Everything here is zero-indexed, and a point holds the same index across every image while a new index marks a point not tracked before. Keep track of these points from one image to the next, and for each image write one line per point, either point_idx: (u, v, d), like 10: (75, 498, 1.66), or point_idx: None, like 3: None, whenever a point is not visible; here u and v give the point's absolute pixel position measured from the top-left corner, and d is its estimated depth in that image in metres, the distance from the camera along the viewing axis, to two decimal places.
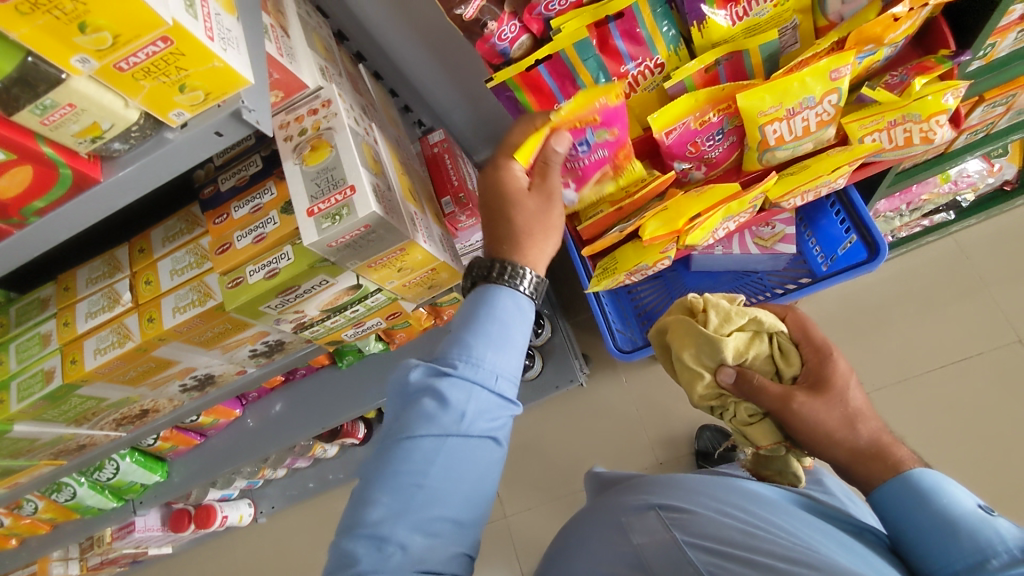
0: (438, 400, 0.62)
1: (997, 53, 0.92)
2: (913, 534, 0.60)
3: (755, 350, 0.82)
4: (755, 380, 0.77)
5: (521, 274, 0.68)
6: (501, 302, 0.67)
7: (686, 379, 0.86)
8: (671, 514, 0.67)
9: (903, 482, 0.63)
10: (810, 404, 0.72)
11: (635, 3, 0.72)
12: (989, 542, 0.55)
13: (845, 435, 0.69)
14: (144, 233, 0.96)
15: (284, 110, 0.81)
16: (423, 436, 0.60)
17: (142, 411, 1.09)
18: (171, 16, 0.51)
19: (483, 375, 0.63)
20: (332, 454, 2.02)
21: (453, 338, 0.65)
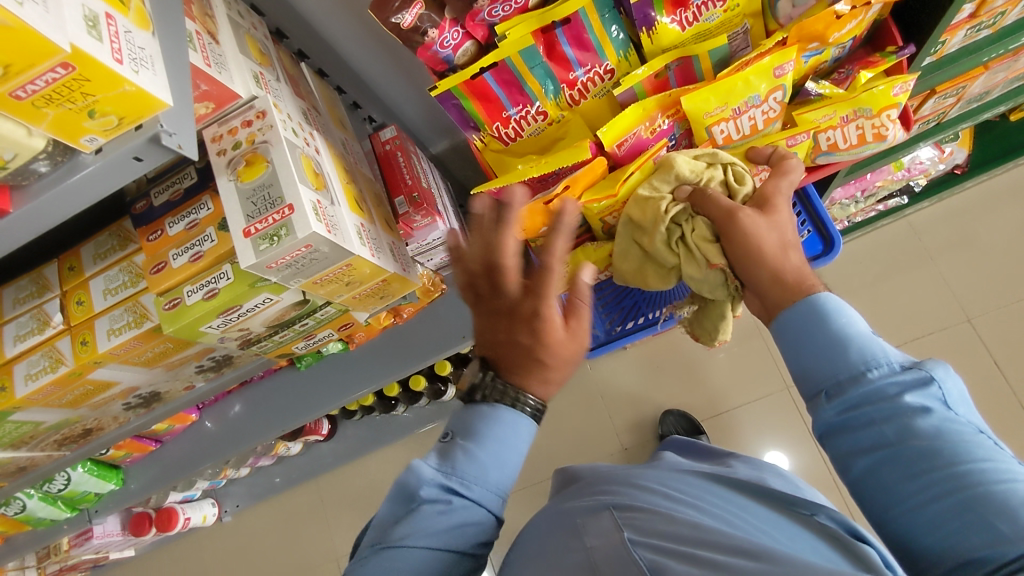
0: (433, 522, 0.56)
1: (948, 49, 0.92)
2: (804, 345, 0.61)
3: (713, 174, 0.78)
4: (710, 191, 0.73)
5: (527, 402, 0.61)
6: (504, 426, 0.60)
7: (645, 214, 0.81)
8: (622, 514, 0.68)
9: (805, 299, 0.62)
10: (756, 219, 0.67)
11: (581, 9, 0.69)
12: (873, 356, 0.57)
13: (776, 258, 0.65)
14: (75, 249, 0.91)
15: (216, 122, 0.77)
16: (412, 554, 0.55)
17: (85, 430, 1.04)
18: (68, 41, 0.47)
19: (482, 501, 0.59)
20: (296, 452, 1.97)
21: (452, 453, 0.60)
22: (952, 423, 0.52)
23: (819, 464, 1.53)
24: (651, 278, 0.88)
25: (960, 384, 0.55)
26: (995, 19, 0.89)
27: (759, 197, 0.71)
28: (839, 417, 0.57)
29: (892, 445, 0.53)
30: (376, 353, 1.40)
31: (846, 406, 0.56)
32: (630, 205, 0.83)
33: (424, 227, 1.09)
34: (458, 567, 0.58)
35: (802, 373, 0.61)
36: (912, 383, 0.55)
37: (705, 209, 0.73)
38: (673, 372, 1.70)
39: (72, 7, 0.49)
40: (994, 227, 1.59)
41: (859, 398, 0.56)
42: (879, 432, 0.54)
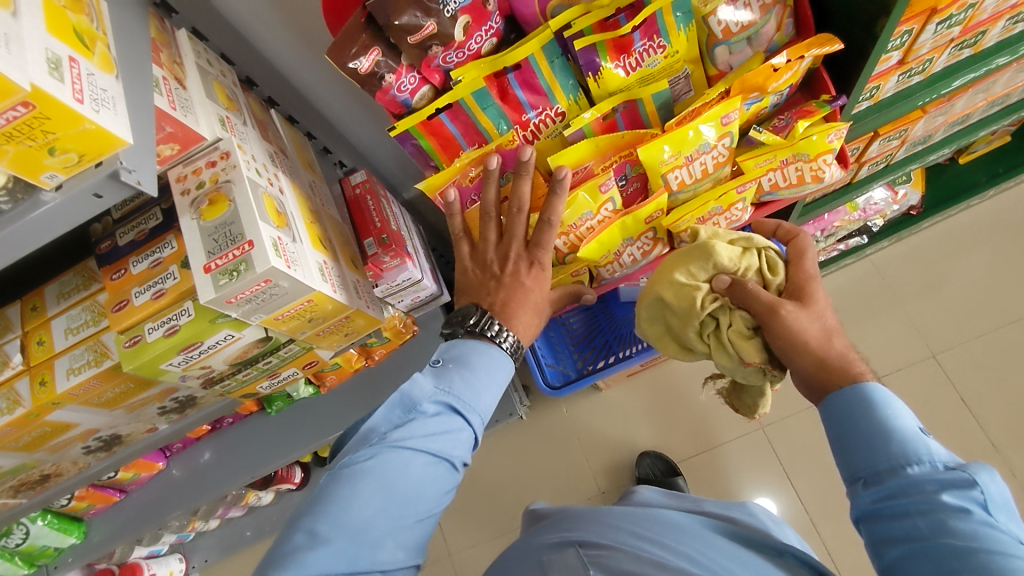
0: (434, 428, 0.68)
1: (883, 94, 0.98)
2: (848, 433, 0.63)
3: (749, 262, 0.82)
4: (749, 284, 0.76)
5: (502, 335, 0.77)
6: (490, 355, 0.75)
7: (680, 300, 0.84)
8: (589, 551, 0.69)
9: (854, 387, 0.64)
10: (797, 312, 0.71)
11: (531, 56, 0.73)
12: (915, 451, 0.59)
13: (820, 346, 0.69)
14: (39, 290, 0.92)
15: (181, 163, 0.79)
16: (417, 453, 0.65)
17: (42, 476, 1.02)
18: (29, 81, 0.49)
19: (474, 418, 0.72)
20: (268, 501, 1.94)
21: (446, 376, 0.73)
22: (992, 527, 0.53)
23: (797, 505, 1.51)
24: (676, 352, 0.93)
25: (1005, 490, 0.56)
26: (925, 66, 0.95)
27: (794, 288, 0.77)
28: (875, 504, 0.59)
29: (925, 538, 0.55)
30: (348, 396, 1.40)
31: (882, 493, 0.59)
32: (663, 289, 0.86)
33: (393, 267, 1.11)
34: (446, 479, 0.67)
35: (846, 460, 0.64)
36: (953, 482, 0.56)
37: (745, 304, 0.77)
38: (649, 413, 1.70)
39: (35, 49, 0.51)
40: (950, 265, 1.65)
41: (896, 489, 0.58)
42: (913, 524, 0.56)
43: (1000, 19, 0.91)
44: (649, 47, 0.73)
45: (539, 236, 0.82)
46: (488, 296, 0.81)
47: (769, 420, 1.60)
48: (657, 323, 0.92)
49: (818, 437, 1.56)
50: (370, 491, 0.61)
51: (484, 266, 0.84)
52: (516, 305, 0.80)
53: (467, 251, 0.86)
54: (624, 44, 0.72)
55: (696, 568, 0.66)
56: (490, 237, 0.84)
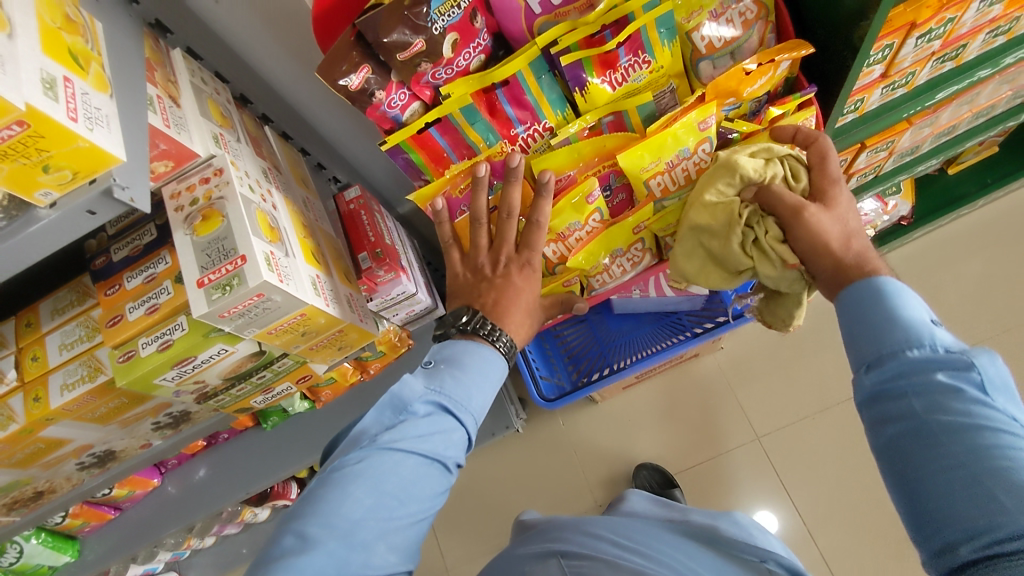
0: (426, 428, 0.69)
1: (867, 107, 1.00)
2: (857, 323, 0.63)
3: (775, 170, 0.78)
4: (777, 186, 0.75)
5: (494, 333, 0.79)
6: (482, 355, 0.77)
7: (716, 219, 0.82)
8: (571, 560, 0.70)
9: (866, 281, 0.65)
10: (819, 215, 0.71)
11: (519, 72, 0.74)
12: (921, 335, 0.59)
13: (840, 248, 0.69)
14: (33, 306, 0.92)
15: (175, 179, 0.80)
16: (408, 453, 0.66)
17: (36, 492, 1.02)
18: (24, 101, 0.51)
19: (466, 417, 0.73)
20: (264, 518, 1.93)
21: (437, 376, 0.74)
22: (986, 405, 0.54)
23: (794, 515, 1.51)
24: (718, 282, 0.89)
25: (1005, 373, 0.56)
26: (907, 79, 0.97)
27: (817, 189, 0.75)
28: (874, 387, 0.60)
29: (918, 417, 0.56)
30: (344, 409, 1.40)
31: (882, 377, 0.59)
32: (698, 211, 0.83)
33: (387, 281, 1.13)
34: (438, 479, 0.68)
35: (854, 348, 0.63)
36: (951, 364, 0.56)
37: (774, 206, 0.75)
38: (645, 425, 1.70)
39: (30, 70, 0.52)
40: (942, 274, 1.66)
41: (896, 371, 0.59)
42: (909, 404, 0.56)
43: (980, 33, 0.93)
44: (634, 63, 0.74)
45: (528, 238, 0.84)
46: (479, 297, 0.83)
47: (764, 431, 1.60)
48: (693, 254, 0.89)
49: (814, 445, 1.56)
50: (360, 492, 0.61)
51: (476, 270, 0.86)
52: (508, 304, 0.82)
53: (457, 257, 0.88)
54: (610, 59, 0.73)
55: None
56: (481, 242, 0.85)
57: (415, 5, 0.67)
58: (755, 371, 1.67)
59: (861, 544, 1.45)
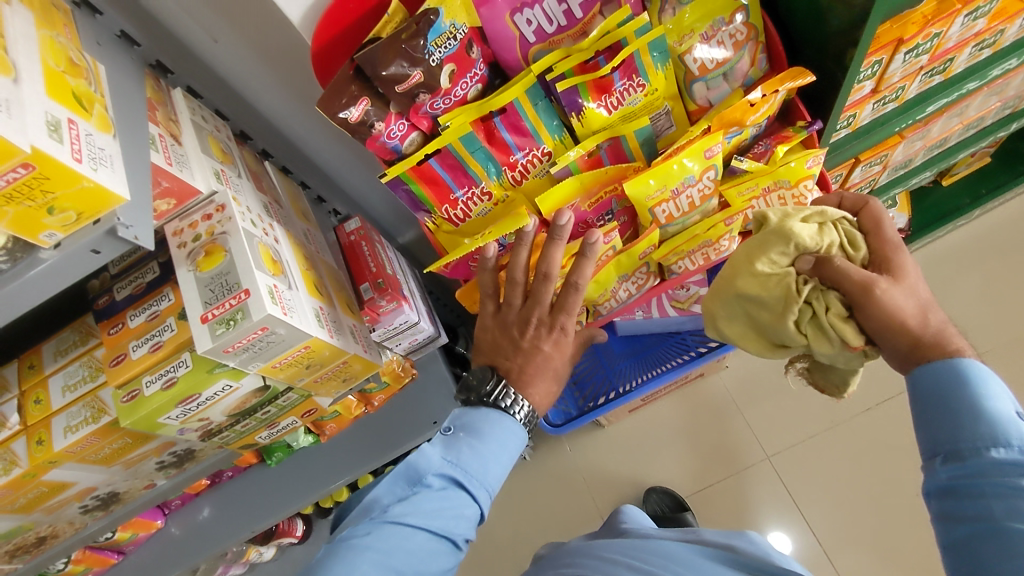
0: (439, 502, 0.68)
1: (860, 122, 1.01)
2: (935, 407, 0.63)
3: (830, 239, 0.74)
4: (838, 261, 0.70)
5: (514, 405, 0.78)
6: (501, 426, 0.76)
7: (769, 291, 0.76)
8: None
9: (948, 363, 0.63)
10: (892, 291, 0.66)
11: (515, 99, 0.76)
12: (1004, 435, 0.58)
13: (918, 327, 0.65)
14: (36, 348, 0.92)
15: (177, 217, 0.81)
16: (417, 529, 0.65)
17: (39, 538, 1.00)
18: (29, 143, 0.51)
19: (480, 493, 0.72)
20: (269, 556, 1.90)
21: (455, 446, 0.74)
22: None
23: (808, 534, 1.49)
24: (761, 348, 0.85)
25: None
26: (898, 94, 0.98)
27: (881, 262, 0.72)
28: (949, 479, 0.60)
29: (992, 521, 0.56)
30: (348, 444, 1.39)
31: (958, 472, 0.60)
32: (745, 278, 0.79)
33: (390, 311, 1.12)
34: (445, 559, 0.67)
35: (927, 432, 0.64)
36: None
37: (837, 282, 0.70)
38: (653, 448, 1.69)
39: (36, 113, 0.53)
40: (944, 286, 1.65)
41: (975, 469, 0.59)
42: (987, 506, 0.56)
43: (966, 46, 0.95)
44: (630, 86, 0.75)
45: (564, 301, 0.82)
46: (506, 361, 0.83)
47: (774, 450, 1.59)
48: (735, 319, 0.85)
49: (822, 464, 1.54)
50: (367, 565, 0.60)
51: (506, 327, 0.85)
52: (533, 372, 0.81)
53: (491, 310, 0.87)
54: (605, 84, 0.75)
55: None
56: (514, 300, 0.84)
57: (412, 38, 0.67)
58: (760, 389, 1.66)
59: (877, 563, 1.42)
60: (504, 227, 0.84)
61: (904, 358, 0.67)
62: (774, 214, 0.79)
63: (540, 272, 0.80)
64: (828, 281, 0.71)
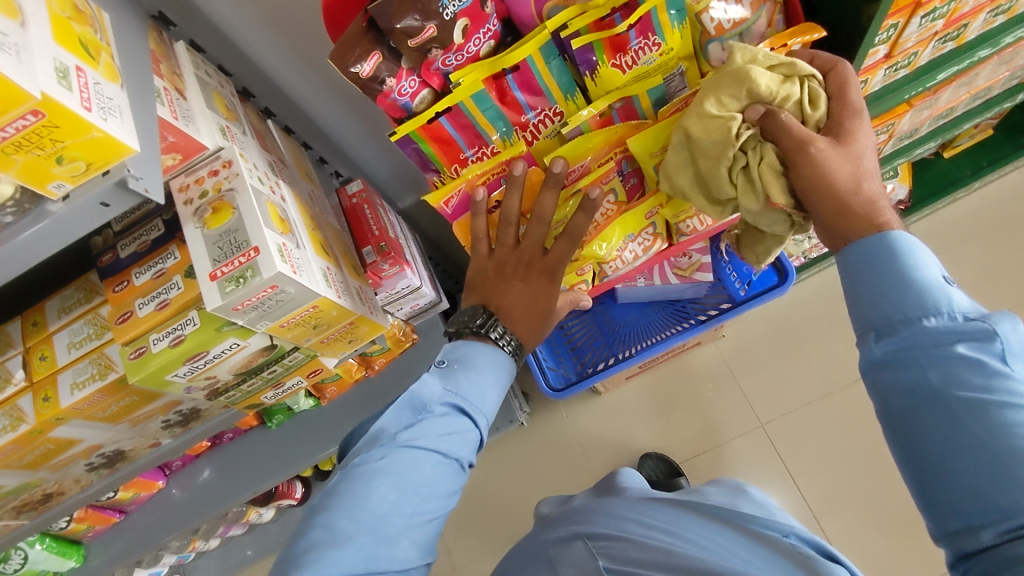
0: (444, 427, 0.69)
1: (871, 88, 1.00)
2: (863, 281, 0.61)
3: (789, 92, 0.69)
4: (783, 116, 0.66)
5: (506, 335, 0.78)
6: (494, 356, 0.76)
7: (709, 134, 0.72)
8: (598, 543, 0.71)
9: (876, 236, 0.61)
10: (829, 152, 0.64)
11: (529, 57, 0.74)
12: (935, 302, 0.56)
13: (848, 191, 0.63)
14: (39, 306, 0.92)
15: (182, 173, 0.79)
16: (427, 452, 0.66)
17: (44, 495, 1.01)
18: (39, 89, 0.50)
19: (480, 417, 0.73)
20: (268, 518, 1.92)
21: (453, 376, 0.74)
22: (1006, 377, 0.51)
23: (798, 498, 1.52)
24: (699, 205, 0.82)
25: None
26: (910, 60, 0.97)
27: (834, 126, 0.67)
28: (886, 354, 0.57)
29: (932, 391, 0.54)
30: (348, 407, 1.39)
31: (894, 346, 0.57)
32: (690, 121, 0.73)
33: (392, 275, 1.12)
34: (452, 481, 0.68)
35: (861, 309, 0.61)
36: (970, 333, 0.54)
37: (777, 136, 0.67)
38: (648, 415, 1.70)
39: (44, 58, 0.52)
40: (942, 258, 1.66)
41: (910, 340, 0.56)
42: (923, 375, 0.54)
43: (982, 12, 0.94)
44: (645, 45, 0.74)
45: (560, 248, 0.83)
46: (497, 297, 0.82)
47: (769, 417, 1.61)
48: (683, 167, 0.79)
49: (819, 432, 1.57)
50: (384, 489, 0.61)
51: (498, 268, 0.84)
52: (521, 309, 0.81)
53: (483, 251, 0.85)
54: (620, 42, 0.73)
55: (703, 553, 0.65)
56: (508, 240, 0.84)
57: None
58: (756, 356, 1.68)
59: (868, 525, 1.45)
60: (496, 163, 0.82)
61: (832, 237, 0.65)
62: (742, 53, 0.71)
63: (535, 216, 0.82)
64: (768, 133, 0.69)
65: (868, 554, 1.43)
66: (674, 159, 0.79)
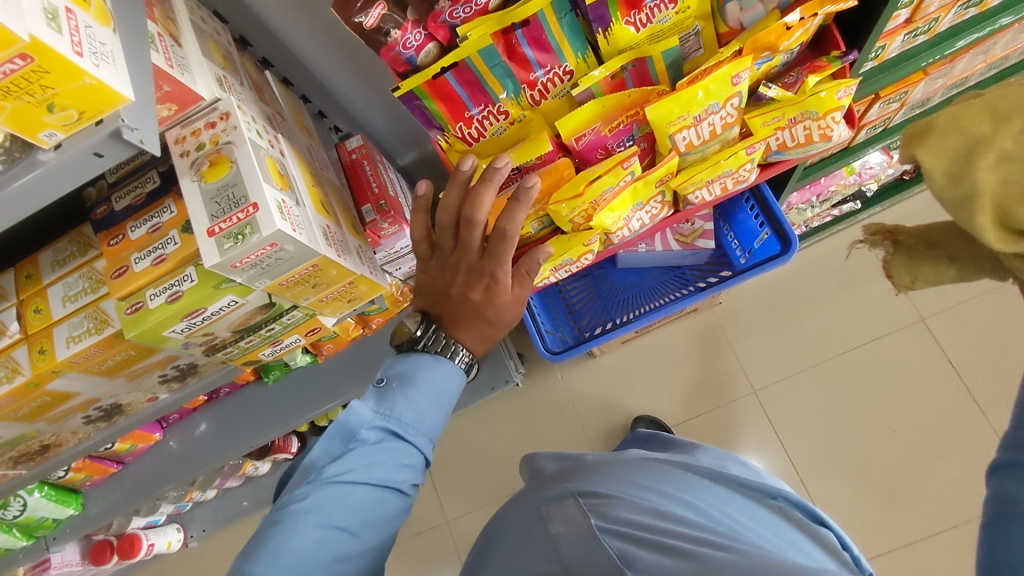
0: (376, 455, 0.66)
1: (887, 55, 0.97)
2: None
3: None
4: None
5: (452, 348, 0.76)
6: (432, 369, 0.73)
7: None
8: (589, 500, 0.66)
9: None
10: None
11: (540, 11, 0.71)
12: None
13: None
14: (32, 258, 0.90)
15: (179, 124, 0.77)
16: (358, 484, 0.64)
17: (42, 446, 1.01)
18: (27, 31, 0.47)
19: (418, 439, 0.70)
20: (264, 471, 1.93)
21: (389, 396, 0.71)
22: None
23: (786, 463, 1.54)
24: (979, 220, 0.55)
25: None
26: (930, 25, 0.94)
27: None
28: None
29: None
30: (344, 366, 1.39)
31: None
32: None
33: (392, 234, 1.10)
34: (392, 508, 0.66)
35: None
36: None
37: None
38: (643, 379, 1.71)
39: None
40: None
41: None
42: None
43: None
44: (660, 3, 0.71)
45: (494, 247, 0.77)
46: (441, 306, 0.80)
47: (761, 384, 1.62)
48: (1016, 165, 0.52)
49: (810, 400, 1.58)
50: (308, 529, 0.60)
51: (441, 271, 0.81)
52: (458, 317, 0.79)
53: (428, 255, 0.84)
54: None
55: (696, 516, 0.65)
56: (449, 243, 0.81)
57: None
58: (753, 323, 1.67)
59: (856, 491, 1.48)
60: (527, 150, 0.83)
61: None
62: None
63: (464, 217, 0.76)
64: None
65: (854, 520, 1.45)
66: (1014, 147, 0.52)
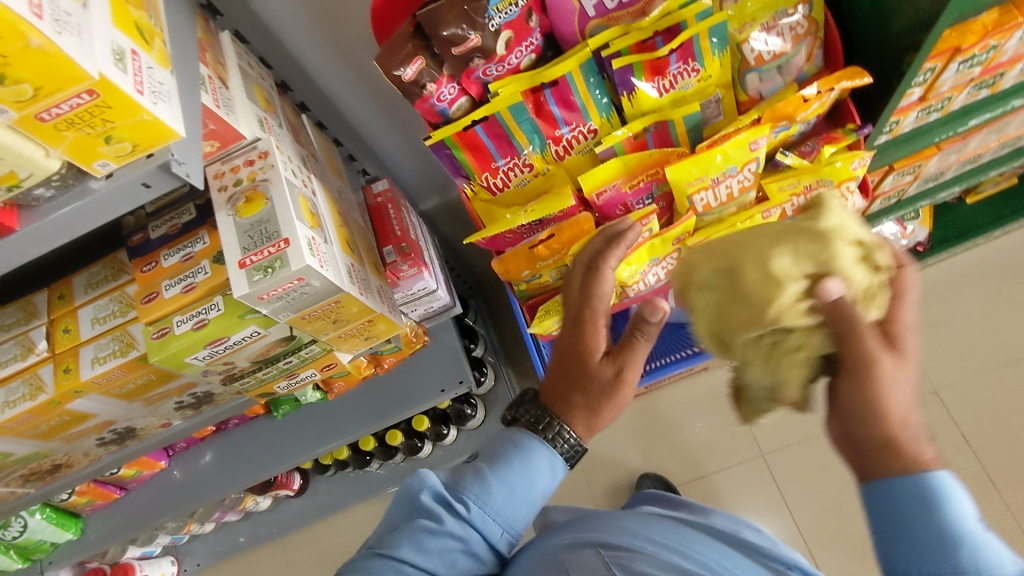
0: (436, 538, 0.59)
1: (902, 129, 1.01)
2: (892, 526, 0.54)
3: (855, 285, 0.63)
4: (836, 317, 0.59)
5: (564, 437, 0.67)
6: (540, 459, 0.66)
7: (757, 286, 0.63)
8: (612, 552, 0.65)
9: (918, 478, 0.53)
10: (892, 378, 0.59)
11: (568, 73, 0.75)
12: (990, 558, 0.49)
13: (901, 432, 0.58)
14: (66, 279, 0.93)
15: (220, 160, 0.81)
16: (410, 566, 0.58)
17: (54, 465, 1.02)
18: (96, 70, 0.51)
19: (490, 527, 0.62)
20: (264, 507, 1.89)
21: (471, 474, 0.64)
22: None
23: (794, 531, 1.51)
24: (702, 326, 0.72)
25: None
26: (944, 103, 0.97)
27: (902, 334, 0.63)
28: None
29: None
30: (355, 404, 1.40)
31: None
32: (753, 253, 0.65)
33: (410, 276, 1.13)
34: None
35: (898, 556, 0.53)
36: None
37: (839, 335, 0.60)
38: (651, 435, 1.70)
39: (103, 41, 0.53)
40: None
41: None
42: None
43: (1018, 61, 0.94)
44: (683, 70, 0.75)
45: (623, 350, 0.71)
46: (560, 383, 0.72)
47: (770, 448, 1.60)
48: (712, 290, 0.69)
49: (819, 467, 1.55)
50: None
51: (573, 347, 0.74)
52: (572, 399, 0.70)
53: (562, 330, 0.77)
54: (660, 65, 0.75)
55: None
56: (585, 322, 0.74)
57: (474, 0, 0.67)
58: None
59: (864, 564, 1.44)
60: (546, 207, 0.85)
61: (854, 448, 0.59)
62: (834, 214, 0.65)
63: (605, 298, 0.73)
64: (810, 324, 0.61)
65: None
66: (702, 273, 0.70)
